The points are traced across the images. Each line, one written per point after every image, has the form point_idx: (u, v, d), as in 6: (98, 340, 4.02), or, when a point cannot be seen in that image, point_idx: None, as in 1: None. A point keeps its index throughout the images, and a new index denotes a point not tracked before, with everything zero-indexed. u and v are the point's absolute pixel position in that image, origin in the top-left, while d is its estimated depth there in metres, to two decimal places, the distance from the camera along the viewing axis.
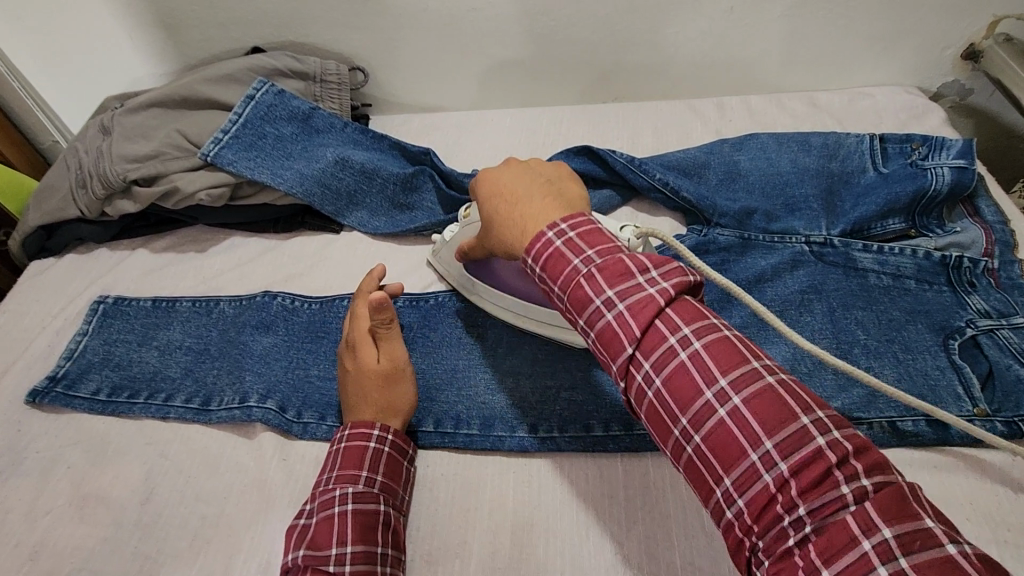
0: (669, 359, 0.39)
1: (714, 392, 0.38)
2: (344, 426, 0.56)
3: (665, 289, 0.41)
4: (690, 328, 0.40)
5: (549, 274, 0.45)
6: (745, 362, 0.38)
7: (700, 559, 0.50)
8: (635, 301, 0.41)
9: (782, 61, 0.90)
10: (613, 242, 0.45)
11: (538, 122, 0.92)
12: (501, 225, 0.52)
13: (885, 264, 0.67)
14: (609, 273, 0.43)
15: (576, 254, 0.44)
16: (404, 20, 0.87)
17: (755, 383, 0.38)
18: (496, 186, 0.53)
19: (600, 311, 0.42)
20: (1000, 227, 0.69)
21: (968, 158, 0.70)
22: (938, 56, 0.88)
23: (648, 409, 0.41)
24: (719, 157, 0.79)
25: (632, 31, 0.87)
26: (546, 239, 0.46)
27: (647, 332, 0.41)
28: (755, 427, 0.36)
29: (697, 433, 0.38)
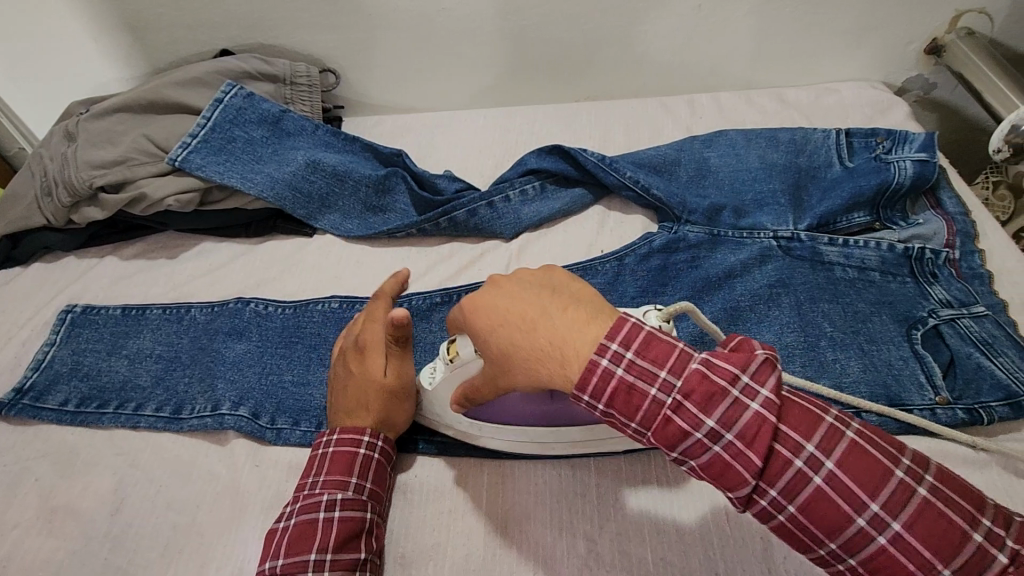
0: (803, 487, 0.37)
1: (866, 518, 0.35)
2: (332, 430, 0.56)
3: (771, 405, 0.37)
4: (814, 445, 0.37)
5: (624, 409, 0.40)
6: (882, 472, 0.36)
7: (671, 554, 0.51)
8: (747, 429, 0.37)
9: (751, 58, 0.91)
10: (682, 350, 0.40)
11: (511, 122, 0.93)
12: (526, 361, 0.42)
13: (850, 257, 0.68)
14: (704, 400, 0.38)
15: (653, 382, 0.39)
16: (376, 21, 0.87)
17: (903, 495, 0.35)
18: (500, 315, 0.44)
19: (706, 445, 0.38)
20: (961, 219, 0.70)
21: (930, 152, 0.72)
22: (902, 51, 0.89)
23: (782, 530, 0.38)
24: (689, 154, 0.80)
25: (603, 30, 0.88)
26: (605, 370, 0.40)
27: (770, 460, 0.37)
28: (921, 549, 0.34)
29: (851, 556, 0.36)
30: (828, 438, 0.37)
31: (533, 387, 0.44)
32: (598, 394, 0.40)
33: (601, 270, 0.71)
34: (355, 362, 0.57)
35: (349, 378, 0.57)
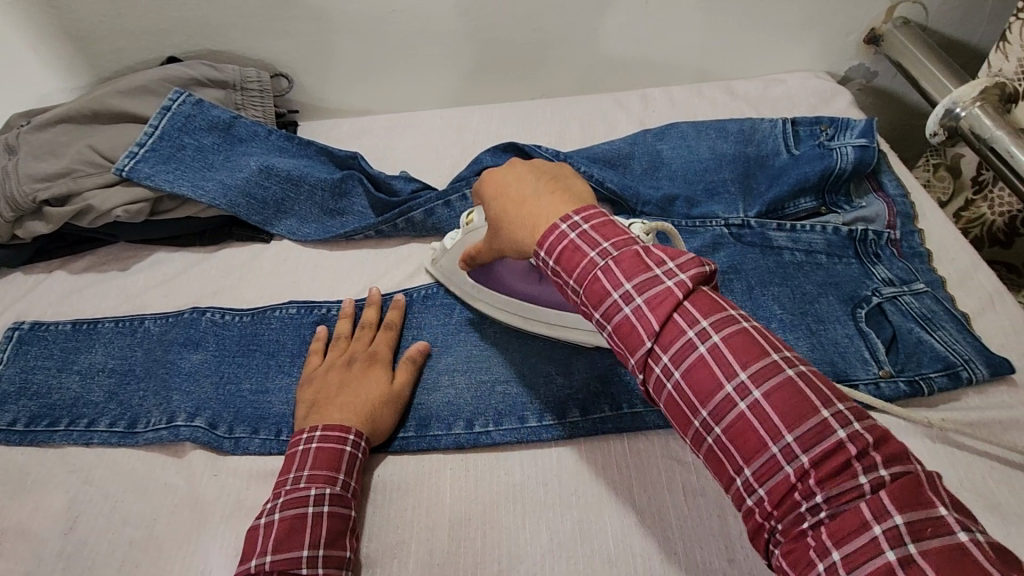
0: (688, 353, 0.39)
1: (734, 385, 0.38)
2: (316, 424, 0.56)
3: (683, 282, 0.41)
4: (709, 320, 0.39)
5: (565, 268, 0.44)
6: (765, 353, 0.38)
7: (631, 536, 0.52)
8: (655, 295, 0.41)
9: (699, 52, 0.93)
10: (627, 233, 0.44)
11: (469, 121, 0.93)
12: (510, 227, 0.49)
13: (797, 241, 0.70)
14: (626, 268, 0.42)
15: (591, 247, 0.43)
16: (326, 24, 0.86)
17: (775, 374, 0.37)
18: (501, 187, 0.50)
19: (618, 305, 0.41)
20: (901, 200, 0.73)
21: (869, 137, 0.75)
22: (843, 42, 0.92)
23: (666, 399, 0.40)
24: (642, 146, 0.81)
25: (553, 28, 0.89)
26: (560, 232, 0.44)
27: (667, 325, 0.40)
28: (774, 419, 0.36)
29: (717, 424, 0.38)
30: (725, 319, 0.39)
31: (517, 255, 0.50)
32: (547, 252, 0.45)
33: None
34: (364, 365, 0.61)
35: (353, 376, 0.60)
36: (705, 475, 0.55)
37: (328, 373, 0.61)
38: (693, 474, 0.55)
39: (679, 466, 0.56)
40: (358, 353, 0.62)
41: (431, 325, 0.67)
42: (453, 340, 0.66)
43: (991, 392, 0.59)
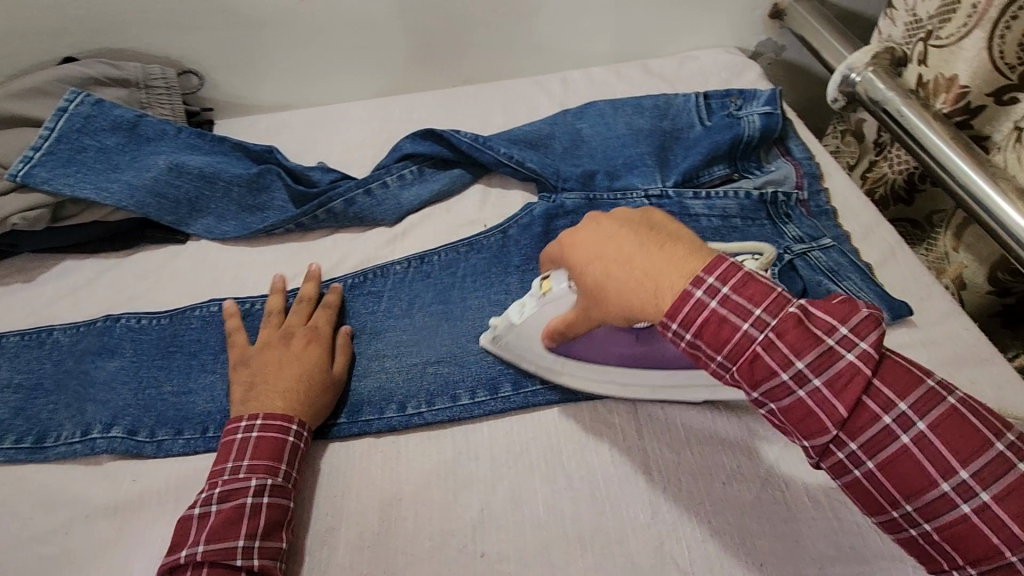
0: (887, 442, 0.39)
1: (952, 484, 0.38)
2: (255, 413, 0.54)
3: (868, 358, 0.40)
4: (906, 404, 0.39)
5: (710, 341, 0.42)
6: (981, 441, 0.38)
7: (561, 500, 0.52)
8: (837, 377, 0.40)
9: (614, 33, 0.95)
10: (781, 292, 0.42)
11: (391, 111, 0.92)
12: (618, 293, 0.45)
13: (713, 208, 0.72)
14: (795, 343, 0.40)
15: (743, 318, 0.41)
16: (233, 17, 0.84)
17: (998, 466, 0.37)
18: (596, 248, 0.46)
19: (790, 388, 0.41)
20: (807, 162, 0.77)
21: (773, 105, 0.78)
22: (749, 17, 0.96)
23: (852, 482, 0.41)
24: (562, 126, 0.82)
25: (468, 13, 0.89)
26: (697, 301, 0.42)
27: (857, 411, 0.40)
28: (1006, 520, 0.36)
29: (928, 521, 0.39)
30: (924, 400, 0.39)
31: (621, 322, 0.46)
32: (683, 325, 0.42)
33: (486, 244, 0.72)
34: (303, 347, 0.59)
35: (292, 359, 0.58)
36: (632, 435, 0.56)
37: (266, 355, 0.59)
38: (620, 436, 0.56)
39: (606, 430, 0.56)
40: (296, 334, 0.61)
41: (360, 314, 0.67)
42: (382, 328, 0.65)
43: (893, 335, 0.62)
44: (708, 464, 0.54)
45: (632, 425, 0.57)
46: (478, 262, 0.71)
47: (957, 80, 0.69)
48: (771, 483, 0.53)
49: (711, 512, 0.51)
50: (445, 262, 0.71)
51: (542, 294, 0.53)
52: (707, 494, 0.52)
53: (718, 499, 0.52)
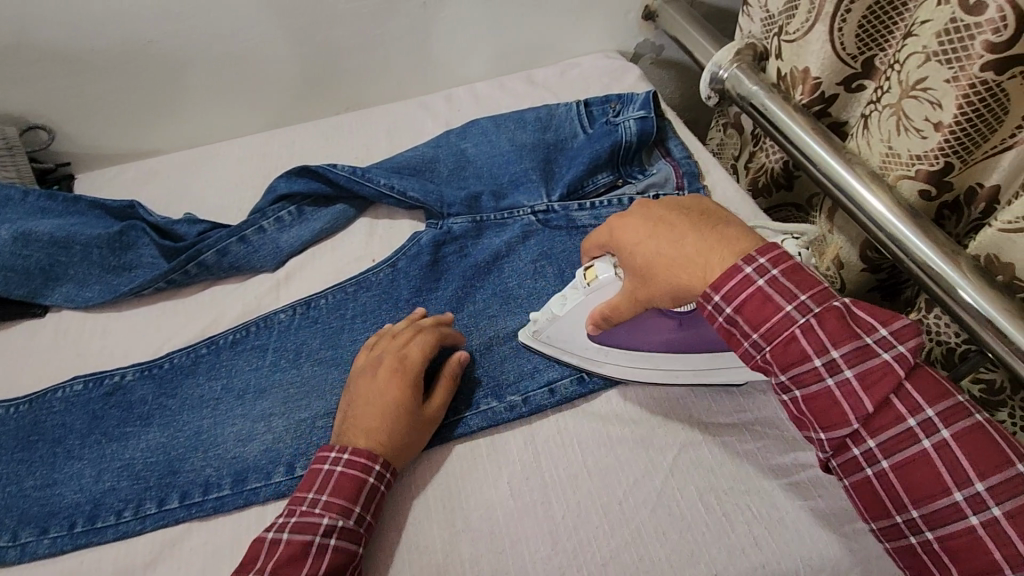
0: (907, 444, 0.41)
1: (964, 493, 0.40)
2: (346, 448, 0.52)
3: (904, 361, 0.42)
4: (933, 411, 0.41)
5: (752, 320, 0.45)
6: (1005, 460, 0.39)
7: (457, 545, 0.51)
8: (868, 373, 0.42)
9: (493, 48, 0.94)
10: (827, 286, 0.44)
11: (271, 147, 0.89)
12: (672, 269, 0.46)
13: (598, 217, 0.73)
14: (833, 334, 0.43)
15: (789, 302, 0.44)
16: (77, 65, 0.78)
17: (1016, 488, 0.39)
18: (649, 230, 0.48)
19: (821, 376, 0.43)
20: (685, 161, 0.78)
21: (647, 109, 0.78)
22: (624, 20, 0.97)
23: (862, 480, 0.43)
24: (446, 148, 0.81)
25: (337, 40, 0.86)
26: (748, 280, 0.45)
27: (882, 410, 0.42)
28: (1012, 538, 0.38)
29: (930, 529, 0.41)
30: (951, 412, 0.41)
31: (672, 302, 0.48)
32: (729, 299, 0.45)
33: (375, 280, 0.69)
34: (392, 377, 0.55)
35: (386, 391, 0.54)
36: (530, 464, 0.55)
37: (359, 391, 0.55)
38: (519, 466, 0.55)
39: (505, 462, 0.56)
40: (387, 361, 0.56)
41: (242, 372, 0.62)
42: (268, 383, 0.61)
43: None
44: (606, 483, 0.54)
45: (529, 454, 0.56)
46: (367, 300, 0.68)
47: (810, 72, 0.71)
48: (667, 495, 0.53)
49: (608, 534, 0.51)
50: (333, 304, 0.67)
51: (586, 284, 0.53)
52: (603, 516, 0.52)
53: (615, 519, 0.52)
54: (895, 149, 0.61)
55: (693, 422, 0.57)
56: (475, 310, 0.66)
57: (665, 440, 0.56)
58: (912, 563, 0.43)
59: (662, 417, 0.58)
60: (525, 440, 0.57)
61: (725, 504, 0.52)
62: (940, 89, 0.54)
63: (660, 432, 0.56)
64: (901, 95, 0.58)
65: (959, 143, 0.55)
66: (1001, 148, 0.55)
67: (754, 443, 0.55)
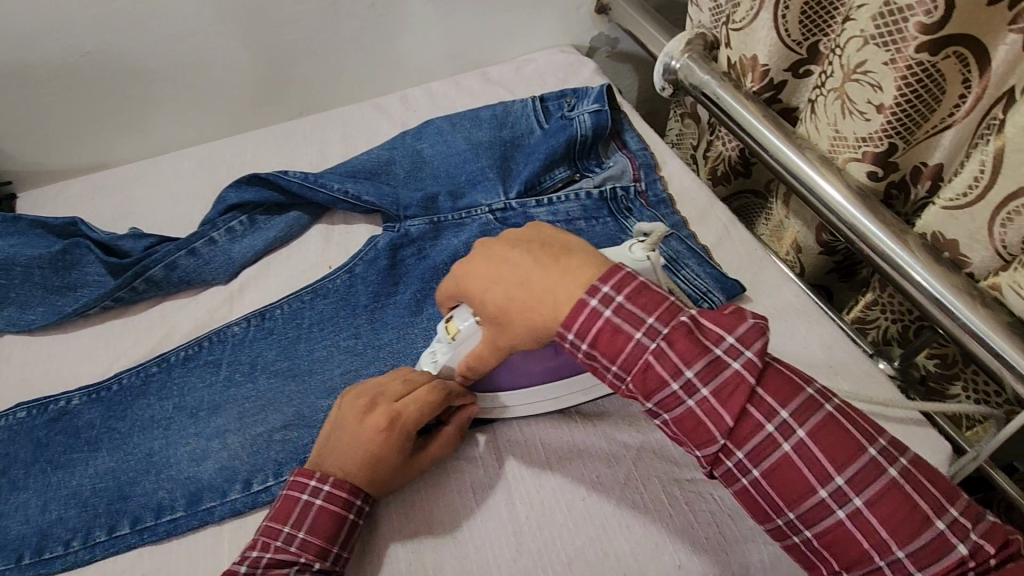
0: (771, 449, 0.40)
1: (830, 491, 0.38)
2: (328, 484, 0.49)
3: (753, 366, 0.40)
4: (787, 412, 0.40)
5: (607, 351, 0.42)
6: (858, 448, 0.39)
7: (421, 553, 0.51)
8: (723, 386, 0.40)
9: (446, 46, 0.93)
10: (668, 299, 0.42)
11: (222, 156, 0.86)
12: (525, 312, 0.44)
13: (556, 213, 0.73)
14: (683, 352, 0.40)
15: (636, 327, 0.41)
16: (9, 80, 0.75)
17: (873, 472, 0.38)
18: (491, 275, 0.45)
19: (680, 398, 0.40)
20: (642, 153, 0.78)
21: (601, 102, 0.77)
22: (577, 14, 0.97)
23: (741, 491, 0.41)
24: (402, 150, 0.79)
25: (285, 44, 0.84)
26: (591, 310, 0.41)
27: (742, 419, 0.40)
28: (876, 526, 0.38)
29: (808, 528, 0.40)
30: (804, 408, 0.40)
31: (534, 344, 0.45)
32: (579, 334, 0.42)
33: (332, 287, 0.67)
34: (378, 434, 0.50)
35: (369, 445, 0.50)
36: (493, 466, 0.55)
37: (351, 435, 0.50)
38: (483, 468, 0.55)
39: (467, 466, 0.55)
40: (380, 408, 0.50)
41: (194, 389, 0.60)
42: (223, 398, 0.59)
43: None
44: (571, 481, 0.53)
45: (492, 455, 0.56)
46: (324, 308, 0.66)
47: (758, 60, 0.72)
48: (630, 489, 0.53)
49: (573, 531, 0.51)
50: (288, 314, 0.66)
51: (450, 337, 0.51)
52: (568, 513, 0.52)
53: (580, 514, 0.52)
54: (842, 132, 0.61)
55: None
56: (435, 313, 0.65)
57: (628, 434, 0.56)
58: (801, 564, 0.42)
59: (623, 411, 0.58)
60: (488, 442, 0.56)
61: (688, 494, 0.52)
62: (880, 71, 0.54)
63: (623, 426, 0.56)
64: (844, 79, 0.59)
65: (902, 124, 0.56)
66: (941, 126, 0.56)
67: None
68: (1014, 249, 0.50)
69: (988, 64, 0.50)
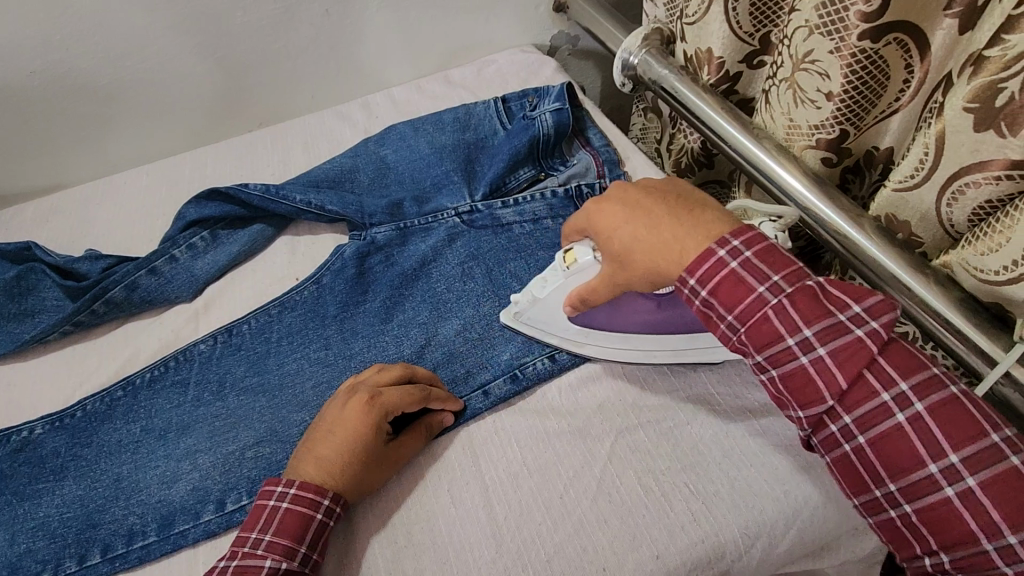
0: (882, 418, 0.40)
1: (942, 467, 0.38)
2: (292, 484, 0.49)
3: (876, 335, 0.41)
4: (907, 384, 0.40)
5: (725, 301, 0.44)
6: (980, 431, 0.38)
7: (402, 561, 0.51)
8: (841, 348, 0.41)
9: (406, 50, 0.93)
10: (797, 265, 0.44)
11: (181, 171, 0.85)
12: (648, 257, 0.47)
13: (522, 213, 0.73)
14: (804, 310, 0.42)
15: (759, 280, 0.43)
16: None
17: (992, 458, 0.38)
18: (624, 214, 0.48)
19: (793, 353, 0.42)
20: (605, 149, 0.79)
21: (562, 100, 0.78)
22: (535, 14, 0.97)
23: (841, 457, 0.42)
24: (365, 157, 0.78)
25: (240, 55, 0.82)
26: (718, 259, 0.44)
27: (855, 384, 0.41)
28: (988, 509, 0.37)
29: (910, 502, 0.40)
30: (926, 384, 0.40)
31: (648, 286, 0.49)
32: (701, 280, 0.44)
33: (299, 299, 0.67)
34: (359, 411, 0.52)
35: (350, 422, 0.51)
36: (469, 470, 0.55)
37: (328, 418, 0.53)
38: (458, 473, 0.55)
39: (444, 471, 0.55)
40: (360, 390, 0.53)
41: (162, 411, 0.59)
42: (193, 418, 0.58)
43: None
44: (546, 478, 0.54)
45: (468, 459, 0.56)
46: (293, 320, 0.65)
47: (713, 53, 0.73)
48: (606, 482, 0.53)
49: (551, 529, 0.51)
50: (256, 329, 0.65)
51: (565, 267, 0.54)
52: (545, 512, 0.52)
53: (557, 512, 0.52)
54: (795, 121, 0.63)
55: (627, 408, 0.58)
56: (406, 321, 0.65)
57: (601, 429, 0.56)
58: (892, 542, 0.42)
59: (596, 408, 0.58)
60: (463, 446, 0.56)
61: (663, 485, 0.53)
62: (827, 60, 0.56)
63: (595, 421, 0.57)
64: (794, 68, 0.60)
65: (851, 110, 0.57)
66: (888, 111, 0.58)
67: (687, 421, 0.57)
68: (961, 227, 0.51)
69: (927, 49, 0.52)
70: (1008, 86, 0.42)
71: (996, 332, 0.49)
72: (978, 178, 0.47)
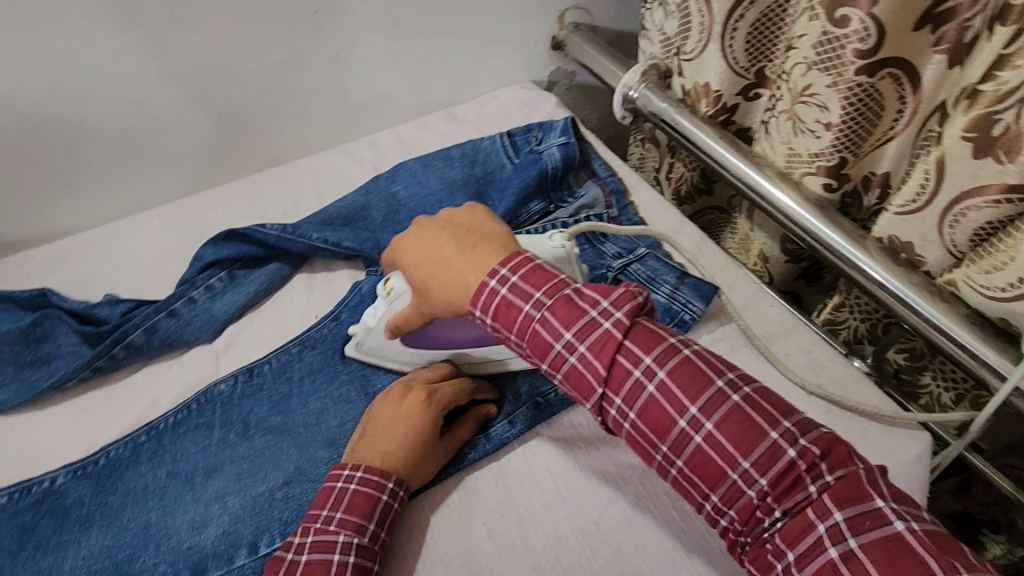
0: (640, 392, 0.47)
1: (688, 420, 0.46)
2: (353, 465, 0.52)
3: (621, 324, 0.48)
4: (651, 358, 0.47)
5: (505, 321, 0.50)
6: (706, 382, 0.46)
7: None
8: (595, 342, 0.48)
9: (411, 89, 0.95)
10: (555, 275, 0.51)
11: (193, 212, 0.86)
12: (439, 289, 0.54)
13: None
14: (564, 317, 0.49)
15: (524, 300, 0.49)
16: None
17: (719, 400, 0.46)
18: (422, 255, 0.55)
19: (563, 355, 0.49)
20: (611, 179, 0.82)
21: (567, 135, 0.81)
22: (534, 52, 1.01)
23: (627, 434, 0.49)
24: (376, 194, 0.79)
25: (249, 99, 0.84)
26: (491, 289, 0.50)
27: (614, 371, 0.48)
28: (725, 444, 0.45)
29: (678, 457, 0.46)
30: (664, 354, 0.47)
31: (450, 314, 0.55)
32: (483, 310, 0.50)
33: (320, 337, 0.67)
34: (418, 408, 0.55)
35: (410, 417, 0.55)
36: (505, 504, 0.55)
37: (377, 412, 0.56)
38: (492, 506, 0.55)
39: (478, 502, 0.55)
40: (416, 389, 0.57)
41: (187, 454, 0.59)
42: (220, 461, 0.58)
43: (713, 327, 0.68)
44: (582, 504, 0.54)
45: (500, 488, 0.56)
46: (315, 358, 0.66)
47: (711, 86, 0.76)
48: (639, 515, 0.54)
49: (591, 557, 0.52)
50: (277, 368, 0.65)
51: (387, 294, 0.59)
52: (583, 542, 0.52)
53: (595, 539, 0.52)
54: (796, 149, 0.65)
55: None
56: None
57: (629, 455, 0.58)
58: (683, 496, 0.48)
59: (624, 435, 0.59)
60: (497, 477, 0.57)
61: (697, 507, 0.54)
62: (825, 93, 0.59)
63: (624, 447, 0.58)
64: (793, 101, 0.63)
65: (849, 139, 0.60)
66: (884, 139, 0.61)
67: None
68: (963, 248, 0.54)
69: (919, 83, 0.55)
70: (1003, 118, 0.45)
71: (1005, 345, 0.52)
72: (977, 203, 0.50)
